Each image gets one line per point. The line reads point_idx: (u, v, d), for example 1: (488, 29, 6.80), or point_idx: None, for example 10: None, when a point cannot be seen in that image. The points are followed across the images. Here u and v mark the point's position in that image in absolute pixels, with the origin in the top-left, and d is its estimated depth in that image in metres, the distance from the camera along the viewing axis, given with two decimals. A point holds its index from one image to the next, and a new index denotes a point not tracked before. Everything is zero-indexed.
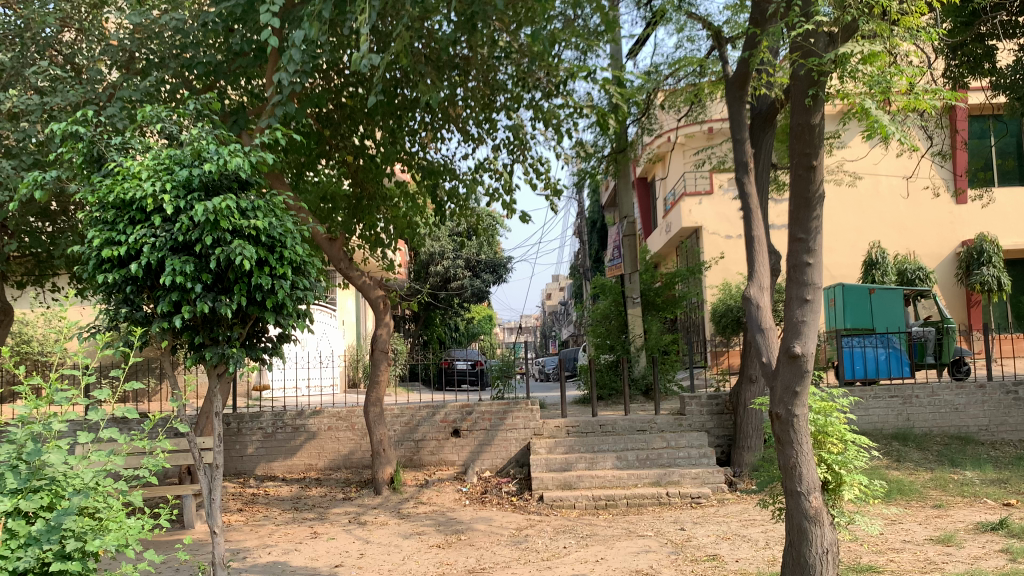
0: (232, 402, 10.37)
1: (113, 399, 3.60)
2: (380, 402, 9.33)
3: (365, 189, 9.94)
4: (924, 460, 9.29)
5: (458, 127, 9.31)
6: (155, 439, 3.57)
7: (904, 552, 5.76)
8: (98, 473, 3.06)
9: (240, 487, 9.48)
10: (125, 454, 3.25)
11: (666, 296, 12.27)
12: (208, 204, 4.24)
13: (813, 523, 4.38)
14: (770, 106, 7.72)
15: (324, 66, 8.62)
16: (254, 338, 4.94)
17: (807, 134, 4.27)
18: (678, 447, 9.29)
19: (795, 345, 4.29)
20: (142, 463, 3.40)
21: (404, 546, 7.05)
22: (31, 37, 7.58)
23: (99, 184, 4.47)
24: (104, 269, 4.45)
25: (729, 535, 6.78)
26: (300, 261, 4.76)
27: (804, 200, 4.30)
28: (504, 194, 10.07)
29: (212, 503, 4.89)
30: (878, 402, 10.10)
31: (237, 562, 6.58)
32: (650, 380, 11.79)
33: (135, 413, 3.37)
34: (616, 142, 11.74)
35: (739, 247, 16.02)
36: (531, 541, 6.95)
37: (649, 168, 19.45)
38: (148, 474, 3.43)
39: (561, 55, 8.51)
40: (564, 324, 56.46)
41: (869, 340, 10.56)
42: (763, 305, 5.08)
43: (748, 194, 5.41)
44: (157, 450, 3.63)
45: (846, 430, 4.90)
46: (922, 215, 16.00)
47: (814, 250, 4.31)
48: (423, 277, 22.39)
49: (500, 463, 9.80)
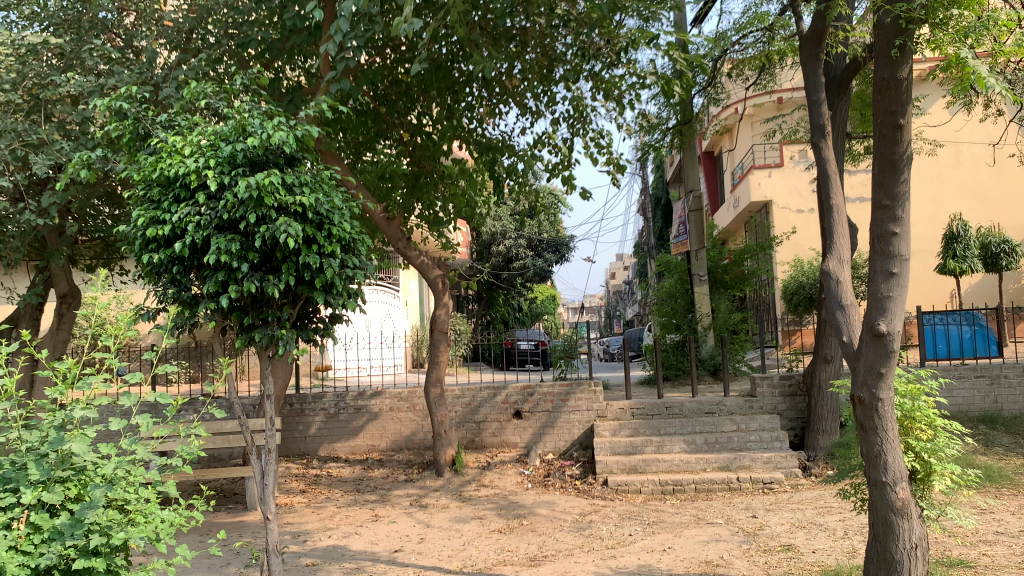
0: (295, 383, 10.38)
1: (146, 384, 3.45)
2: (440, 383, 9.18)
3: (422, 167, 9.77)
4: (1015, 444, 8.73)
5: (515, 100, 9.08)
6: (190, 424, 3.40)
7: (998, 544, 5.34)
8: (126, 463, 2.91)
9: (303, 468, 9.47)
10: (157, 441, 3.08)
11: (734, 274, 11.82)
12: (251, 179, 4.09)
13: (899, 516, 4.04)
14: (857, 60, 7.11)
15: (379, 41, 8.45)
16: (305, 320, 4.81)
17: (893, 89, 3.86)
18: (749, 431, 8.93)
19: (880, 323, 3.93)
20: (176, 450, 3.23)
21: (465, 531, 6.90)
22: (89, 20, 7.58)
23: (143, 161, 4.39)
24: (151, 248, 4.36)
25: (804, 524, 6.43)
26: (348, 239, 4.58)
27: (889, 163, 3.91)
28: (564, 169, 9.80)
29: (264, 489, 4.76)
30: (963, 382, 9.55)
31: (296, 546, 6.52)
32: (718, 360, 11.42)
33: (169, 401, 3.22)
34: (681, 113, 11.34)
35: (812, 222, 15.41)
36: (596, 528, 6.71)
37: (715, 141, 18.87)
38: (183, 462, 3.27)
39: (622, 23, 8.16)
40: (629, 304, 55.96)
41: (953, 317, 9.92)
42: (843, 280, 4.70)
43: (825, 160, 5.03)
44: (192, 434, 3.46)
45: (936, 415, 4.52)
46: (1007, 185, 15.11)
47: (900, 219, 3.93)
48: (484, 257, 22.31)
49: (563, 446, 9.58)
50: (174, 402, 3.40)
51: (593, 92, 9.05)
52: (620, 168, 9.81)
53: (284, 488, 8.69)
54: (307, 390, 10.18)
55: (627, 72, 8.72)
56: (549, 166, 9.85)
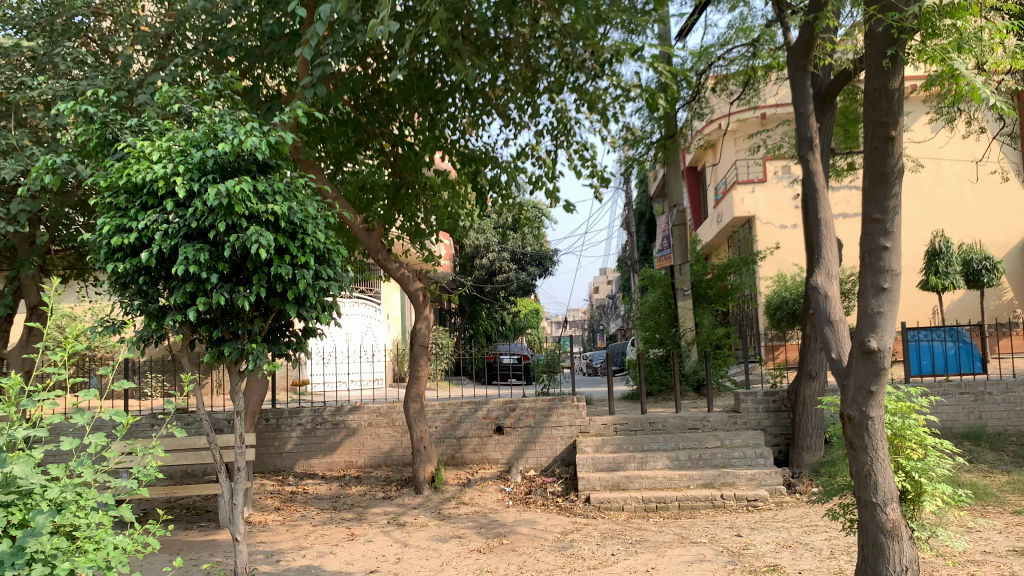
0: (272, 398, 10.17)
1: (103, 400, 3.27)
2: (420, 398, 8.99)
3: (403, 178, 9.64)
4: (999, 461, 8.66)
5: (498, 111, 8.98)
6: (150, 444, 3.23)
7: (986, 565, 5.22)
8: (75, 487, 2.73)
9: (278, 485, 9.25)
10: (110, 463, 2.91)
11: (718, 288, 11.73)
12: (221, 187, 3.93)
13: (890, 537, 3.92)
14: (845, 71, 7.03)
15: (360, 49, 8.33)
16: (277, 334, 4.66)
17: (884, 101, 3.77)
18: (733, 447, 8.81)
19: (870, 340, 3.82)
20: (132, 472, 3.06)
21: (444, 551, 6.72)
22: (62, 24, 7.41)
23: (110, 167, 4.23)
24: (116, 258, 4.19)
25: (790, 543, 6.30)
26: (323, 249, 4.44)
27: (880, 175, 3.81)
28: (547, 181, 9.70)
29: (233, 509, 4.59)
30: (948, 399, 9.49)
31: (268, 567, 6.32)
32: (702, 376, 11.30)
33: (122, 419, 3.06)
34: (665, 128, 11.29)
35: (795, 237, 15.40)
36: (578, 547, 6.55)
37: (698, 156, 18.86)
38: (140, 484, 3.09)
39: (607, 35, 8.09)
40: (612, 319, 55.90)
41: (937, 334, 9.88)
42: (831, 295, 4.60)
43: (813, 172, 4.93)
44: (151, 453, 3.28)
45: (926, 433, 4.42)
46: (989, 201, 15.18)
47: (891, 233, 3.83)
48: (467, 270, 22.17)
49: (545, 462, 9.43)
50: (128, 422, 3.24)
51: (577, 105, 8.97)
52: (604, 181, 9.73)
53: (259, 505, 8.48)
54: (284, 405, 9.97)
55: (612, 84, 8.65)
56: (532, 179, 9.75)
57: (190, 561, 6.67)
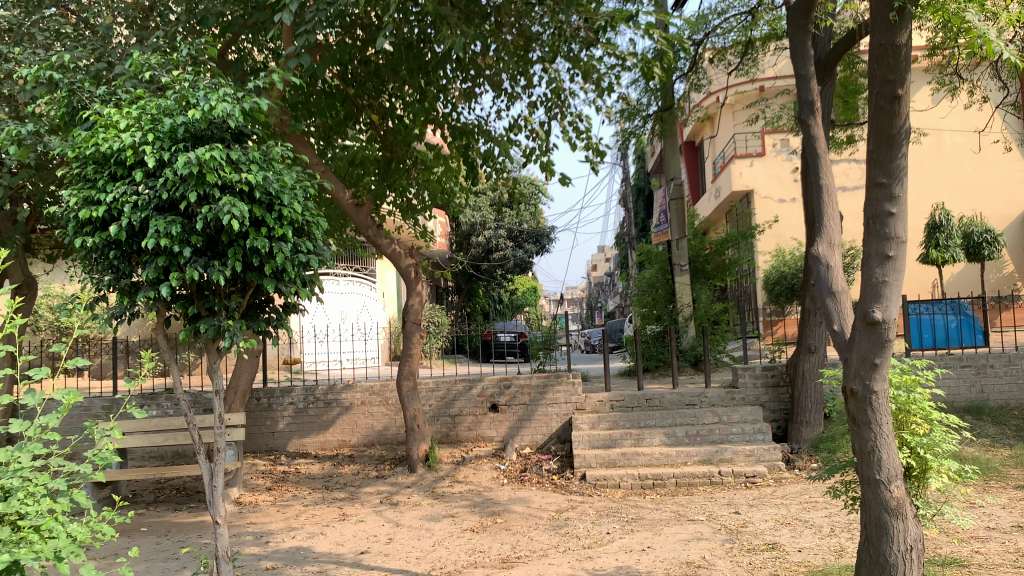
0: (263, 376, 10.01)
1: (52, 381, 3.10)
2: (413, 376, 8.83)
3: (394, 152, 9.44)
4: (1001, 436, 8.52)
5: (490, 82, 8.76)
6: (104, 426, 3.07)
7: (991, 541, 5.08)
8: (18, 474, 2.59)
9: (270, 464, 9.10)
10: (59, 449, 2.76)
11: (716, 263, 11.55)
12: (191, 155, 3.75)
13: (894, 516, 3.77)
14: (853, 32, 6.78)
15: (346, 18, 8.09)
16: (256, 310, 4.50)
17: (890, 57, 3.55)
18: (731, 423, 8.67)
19: (875, 311, 3.63)
20: (85, 457, 2.91)
21: (436, 530, 6.58)
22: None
23: (76, 137, 4.04)
24: (85, 232, 4.01)
25: (789, 520, 6.17)
26: (301, 221, 4.26)
27: (887, 137, 3.61)
28: (541, 154, 9.50)
29: (213, 491, 4.43)
30: (949, 372, 9.34)
31: (257, 548, 6.19)
32: (699, 351, 11.14)
33: (70, 399, 2.91)
34: (662, 99, 11.05)
35: (794, 211, 15.21)
36: (573, 526, 6.42)
37: (697, 129, 18.59)
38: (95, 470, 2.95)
39: (601, 1, 7.85)
40: (610, 296, 55.72)
41: (938, 307, 9.74)
42: (834, 265, 4.40)
43: (814, 137, 4.73)
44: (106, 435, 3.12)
45: (932, 408, 4.26)
46: (990, 173, 14.97)
47: (897, 199, 3.65)
48: (463, 248, 21.97)
49: (541, 440, 9.29)
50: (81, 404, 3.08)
51: (571, 75, 8.75)
52: (598, 153, 9.53)
53: (250, 485, 8.35)
54: (276, 384, 9.82)
55: (607, 52, 8.42)
56: (526, 153, 9.55)
57: (178, 543, 6.54)
